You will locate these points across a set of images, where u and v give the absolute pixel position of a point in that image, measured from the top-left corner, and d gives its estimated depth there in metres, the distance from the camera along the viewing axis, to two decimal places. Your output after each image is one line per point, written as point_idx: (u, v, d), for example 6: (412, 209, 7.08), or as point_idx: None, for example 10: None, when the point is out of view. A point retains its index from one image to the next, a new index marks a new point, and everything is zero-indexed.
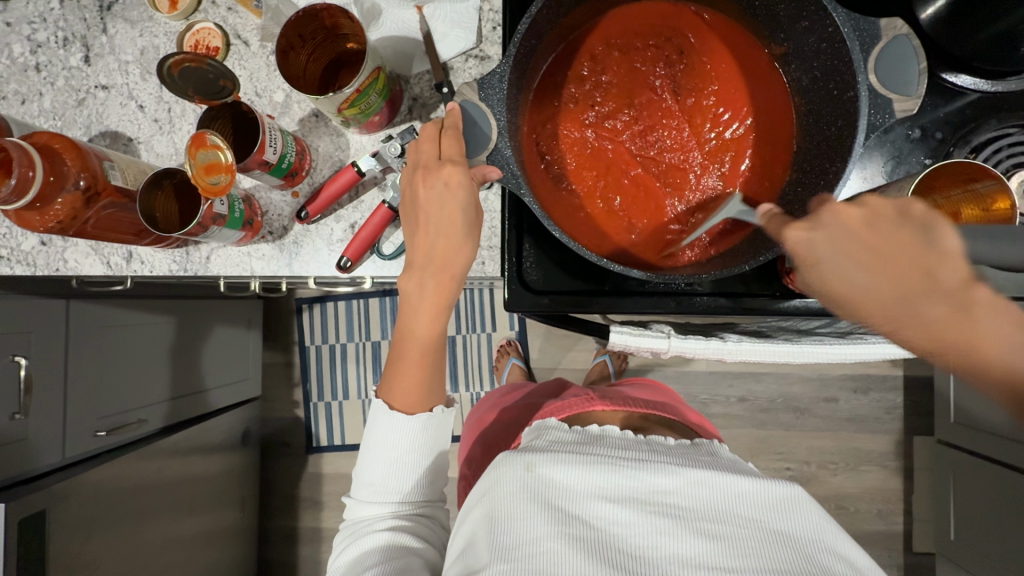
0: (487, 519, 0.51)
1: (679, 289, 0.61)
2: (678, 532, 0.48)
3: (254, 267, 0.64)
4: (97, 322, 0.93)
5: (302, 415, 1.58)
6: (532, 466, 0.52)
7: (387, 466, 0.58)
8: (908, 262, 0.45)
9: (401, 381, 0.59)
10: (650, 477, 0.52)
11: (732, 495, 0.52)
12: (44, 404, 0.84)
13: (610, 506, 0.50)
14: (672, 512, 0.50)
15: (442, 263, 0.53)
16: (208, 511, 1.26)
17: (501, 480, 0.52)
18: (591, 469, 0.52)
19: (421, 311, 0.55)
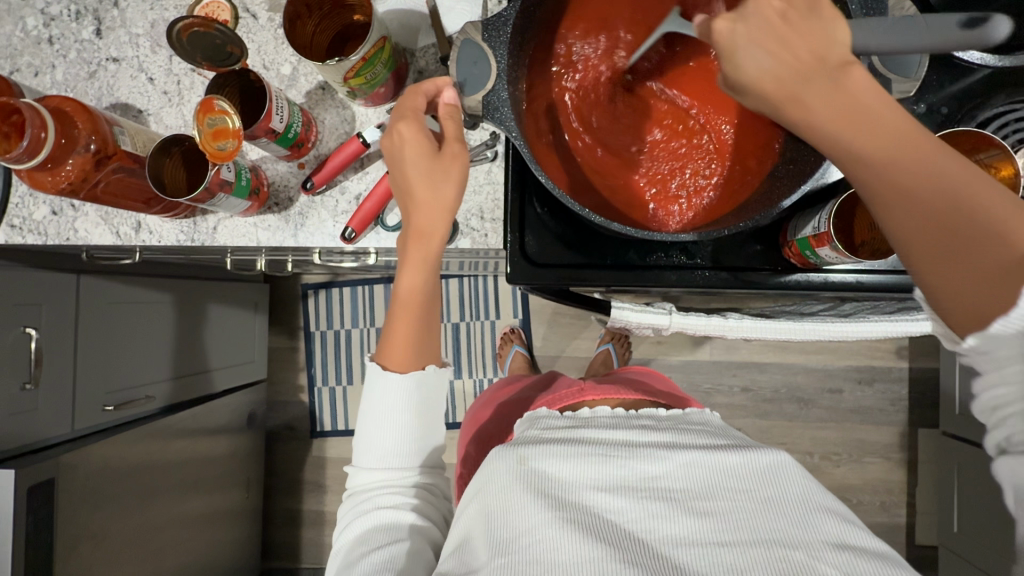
0: (483, 514, 0.51)
1: (681, 263, 0.61)
2: (672, 514, 0.49)
3: (260, 237, 0.64)
4: (105, 297, 0.94)
5: (306, 399, 1.60)
6: (524, 459, 0.53)
7: (388, 434, 0.60)
8: (805, 44, 0.40)
9: (394, 341, 0.60)
10: (640, 462, 0.53)
11: (717, 468, 0.52)
12: (53, 376, 0.85)
13: (604, 494, 0.51)
14: (665, 496, 0.50)
15: (426, 215, 0.55)
16: (212, 491, 1.27)
17: (494, 474, 0.53)
18: (582, 460, 0.53)
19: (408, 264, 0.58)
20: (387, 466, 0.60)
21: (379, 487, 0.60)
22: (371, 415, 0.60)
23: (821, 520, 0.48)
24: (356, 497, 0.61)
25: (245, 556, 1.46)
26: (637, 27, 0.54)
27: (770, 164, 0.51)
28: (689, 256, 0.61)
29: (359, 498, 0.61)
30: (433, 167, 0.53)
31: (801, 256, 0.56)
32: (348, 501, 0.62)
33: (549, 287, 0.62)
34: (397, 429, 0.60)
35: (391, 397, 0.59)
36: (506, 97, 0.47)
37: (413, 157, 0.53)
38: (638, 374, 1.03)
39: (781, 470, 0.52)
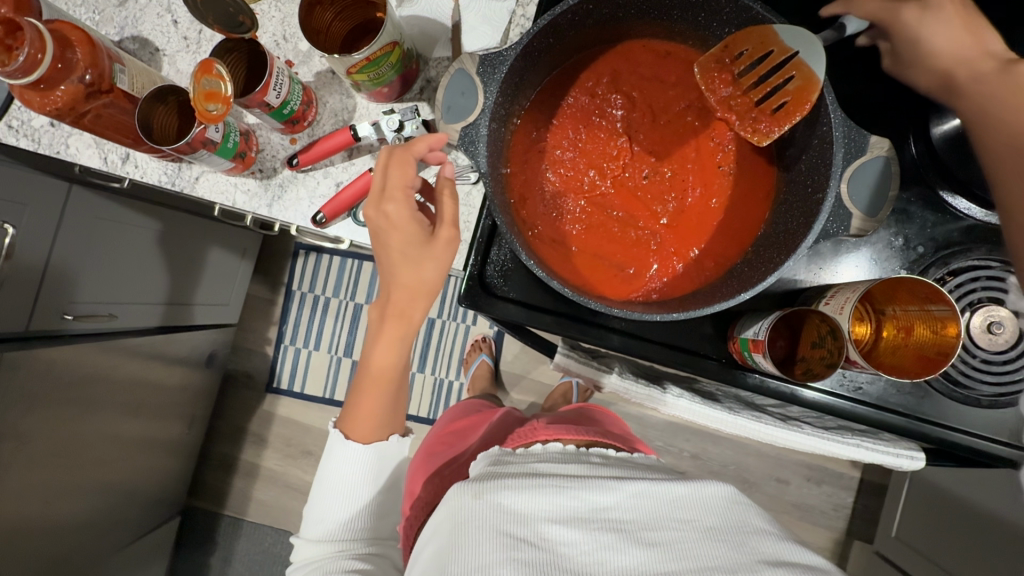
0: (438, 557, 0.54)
1: (627, 329, 0.61)
2: (622, 546, 0.53)
3: (237, 199, 0.66)
4: (92, 211, 0.96)
5: (271, 353, 1.62)
6: (480, 494, 0.56)
7: (341, 503, 0.67)
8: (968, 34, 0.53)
9: (359, 412, 0.69)
10: (593, 492, 0.57)
11: (666, 498, 0.58)
12: (23, 273, 0.87)
13: (559, 527, 0.54)
14: (616, 528, 0.55)
15: (404, 297, 0.60)
16: (153, 418, 1.29)
17: (454, 508, 0.56)
18: (538, 494, 0.56)
19: (383, 342, 0.64)
20: (330, 532, 0.66)
21: (326, 556, 0.65)
22: (326, 484, 0.68)
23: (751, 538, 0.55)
24: (304, 569, 0.66)
25: (169, 488, 1.47)
26: (642, 97, 0.54)
27: (729, 265, 0.53)
28: (643, 326, 0.61)
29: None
30: (418, 251, 0.58)
31: (742, 354, 0.56)
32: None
33: (501, 319, 0.62)
34: (349, 493, 0.67)
35: (344, 459, 0.68)
36: (485, 132, 0.48)
37: (398, 238, 0.58)
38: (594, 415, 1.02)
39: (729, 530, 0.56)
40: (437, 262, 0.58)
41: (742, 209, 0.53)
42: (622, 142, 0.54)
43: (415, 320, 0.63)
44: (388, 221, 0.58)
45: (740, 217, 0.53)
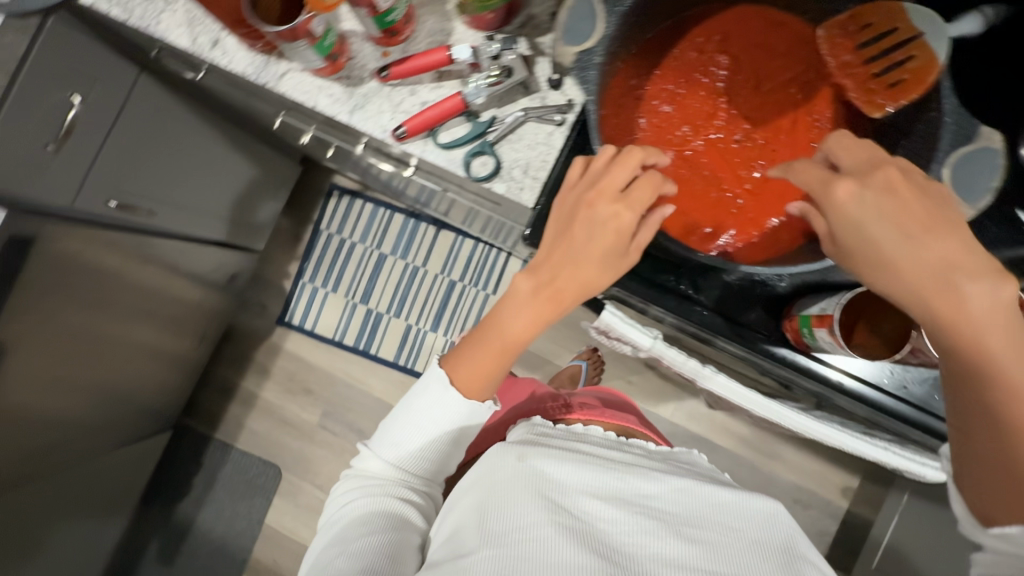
0: (477, 510, 0.63)
1: (685, 293, 0.61)
2: (663, 534, 0.60)
3: (319, 102, 0.65)
4: (152, 103, 0.97)
5: (288, 288, 1.62)
6: (524, 457, 0.66)
7: (416, 440, 0.70)
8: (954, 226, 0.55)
9: (472, 366, 0.66)
10: (642, 482, 0.66)
11: (709, 502, 0.65)
12: (79, 148, 0.87)
13: (598, 502, 0.63)
14: (656, 515, 0.62)
15: (570, 288, 0.59)
16: (166, 326, 1.29)
17: (498, 470, 0.66)
18: (582, 470, 0.65)
19: (523, 312, 0.61)
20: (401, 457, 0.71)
21: (386, 477, 0.71)
22: (413, 413, 0.69)
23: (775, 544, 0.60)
24: (363, 479, 0.72)
25: (167, 401, 1.48)
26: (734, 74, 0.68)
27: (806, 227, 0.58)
28: (700, 294, 0.61)
29: (365, 481, 0.71)
30: (611, 261, 0.57)
31: (798, 332, 0.58)
32: (355, 482, 0.73)
33: None
34: (429, 439, 0.69)
35: (442, 401, 0.68)
36: None
37: (598, 246, 0.57)
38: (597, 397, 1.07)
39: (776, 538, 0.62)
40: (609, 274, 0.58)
41: (936, 265, 0.51)
42: (727, 138, 0.67)
43: (567, 304, 0.60)
44: (591, 211, 0.57)
45: (934, 277, 0.51)
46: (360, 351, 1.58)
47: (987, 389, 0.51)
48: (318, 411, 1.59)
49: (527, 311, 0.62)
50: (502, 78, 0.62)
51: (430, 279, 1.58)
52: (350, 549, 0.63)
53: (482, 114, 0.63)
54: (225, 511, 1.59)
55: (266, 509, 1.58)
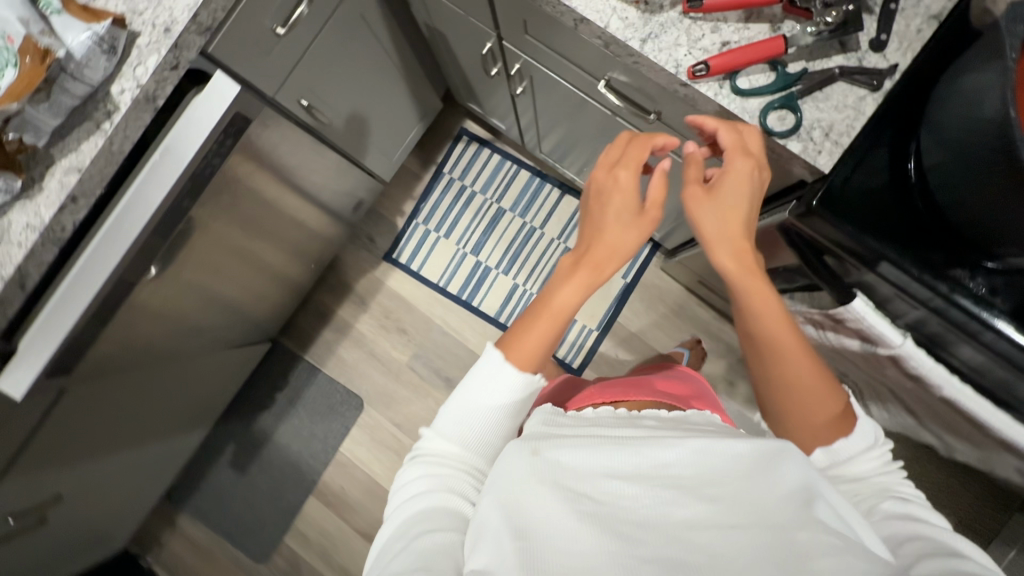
0: (501, 509, 0.54)
1: (978, 295, 0.57)
2: (683, 500, 0.51)
3: (610, 23, 0.62)
4: (360, 7, 0.95)
5: (399, 225, 1.60)
6: (538, 450, 0.57)
7: (474, 422, 0.64)
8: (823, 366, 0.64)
9: (530, 331, 0.63)
10: (653, 449, 0.55)
11: (713, 449, 0.55)
12: (296, 36, 0.86)
13: (620, 481, 0.54)
14: (675, 483, 0.53)
15: (601, 251, 0.61)
16: (297, 238, 1.29)
17: (507, 469, 0.57)
18: (594, 451, 0.56)
19: (570, 281, 0.62)
20: (471, 438, 0.65)
21: (448, 461, 0.65)
22: (467, 394, 0.64)
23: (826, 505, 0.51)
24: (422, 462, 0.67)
25: (271, 315, 1.48)
26: None
27: None
28: (998, 300, 0.57)
29: (438, 463, 0.65)
30: (630, 217, 0.61)
31: None
32: (417, 466, 0.67)
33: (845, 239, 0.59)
34: (483, 421, 0.64)
35: (497, 380, 0.63)
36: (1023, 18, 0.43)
37: (618, 205, 0.62)
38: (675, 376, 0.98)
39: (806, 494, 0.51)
40: (637, 232, 0.61)
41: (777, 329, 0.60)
42: None
43: (605, 275, 0.61)
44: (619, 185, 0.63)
45: (779, 351, 0.61)
46: (462, 301, 1.57)
47: (789, 397, 0.63)
48: (409, 352, 1.59)
49: (572, 283, 0.62)
50: (827, 30, 0.58)
51: (545, 242, 1.55)
52: (403, 559, 0.57)
53: (790, 65, 0.60)
54: (303, 431, 1.61)
55: (341, 438, 1.59)
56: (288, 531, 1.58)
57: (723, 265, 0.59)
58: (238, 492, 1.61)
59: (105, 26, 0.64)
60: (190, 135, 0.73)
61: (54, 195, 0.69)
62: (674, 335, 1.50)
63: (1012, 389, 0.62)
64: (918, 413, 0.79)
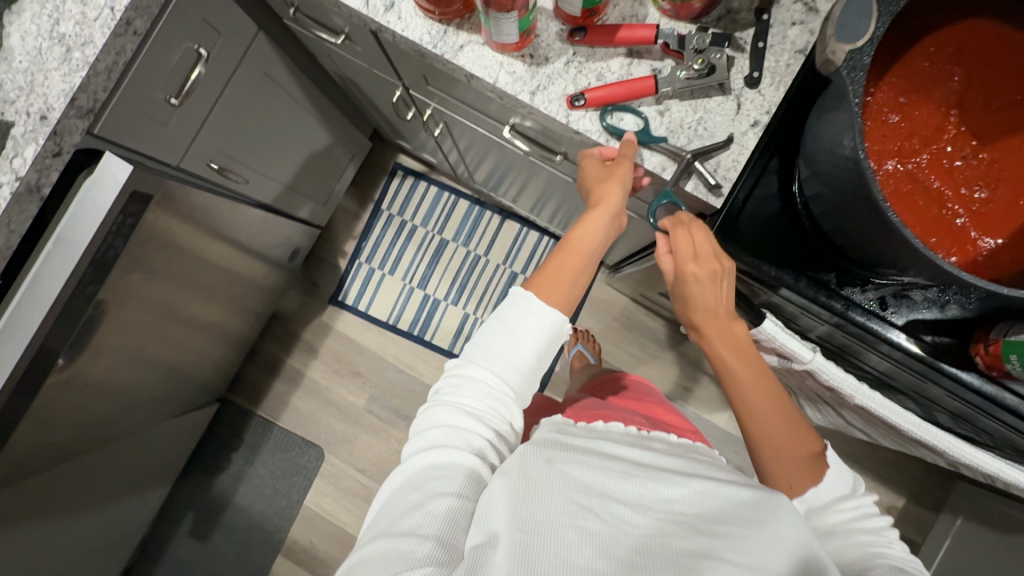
0: (507, 504, 0.50)
1: (873, 310, 0.60)
2: (683, 534, 0.48)
3: (498, 79, 0.62)
4: (262, 65, 0.93)
5: (342, 266, 1.58)
6: (552, 460, 0.54)
7: (502, 363, 0.59)
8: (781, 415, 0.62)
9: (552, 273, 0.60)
10: (662, 484, 0.52)
11: (722, 495, 0.52)
12: (194, 103, 0.83)
13: (627, 509, 0.50)
14: (678, 520, 0.50)
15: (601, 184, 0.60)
16: (232, 296, 1.25)
17: (519, 466, 0.53)
18: (605, 473, 0.53)
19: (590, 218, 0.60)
20: (504, 389, 0.59)
21: (467, 408, 0.58)
22: (498, 332, 0.60)
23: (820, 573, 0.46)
24: (445, 393, 0.60)
25: (215, 375, 1.43)
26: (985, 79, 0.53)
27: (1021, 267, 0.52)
28: (890, 313, 0.60)
29: (459, 411, 0.58)
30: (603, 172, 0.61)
31: None
32: (435, 404, 0.60)
33: (744, 268, 0.61)
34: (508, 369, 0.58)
35: (526, 321, 0.59)
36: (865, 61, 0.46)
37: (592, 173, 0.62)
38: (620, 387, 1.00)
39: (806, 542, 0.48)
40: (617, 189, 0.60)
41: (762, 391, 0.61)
42: (947, 144, 0.54)
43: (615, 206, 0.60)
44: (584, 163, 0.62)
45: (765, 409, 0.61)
46: (414, 336, 1.55)
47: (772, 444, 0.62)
48: (366, 394, 1.56)
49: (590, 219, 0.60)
50: (699, 74, 0.59)
51: (489, 270, 1.55)
52: (414, 522, 0.51)
53: (670, 107, 0.62)
54: (263, 489, 1.55)
55: (305, 491, 1.54)
56: None
57: (704, 333, 0.62)
58: (201, 561, 1.54)
59: None
60: (83, 223, 0.70)
61: None
62: (625, 348, 1.52)
63: (918, 388, 0.65)
64: (841, 412, 0.82)
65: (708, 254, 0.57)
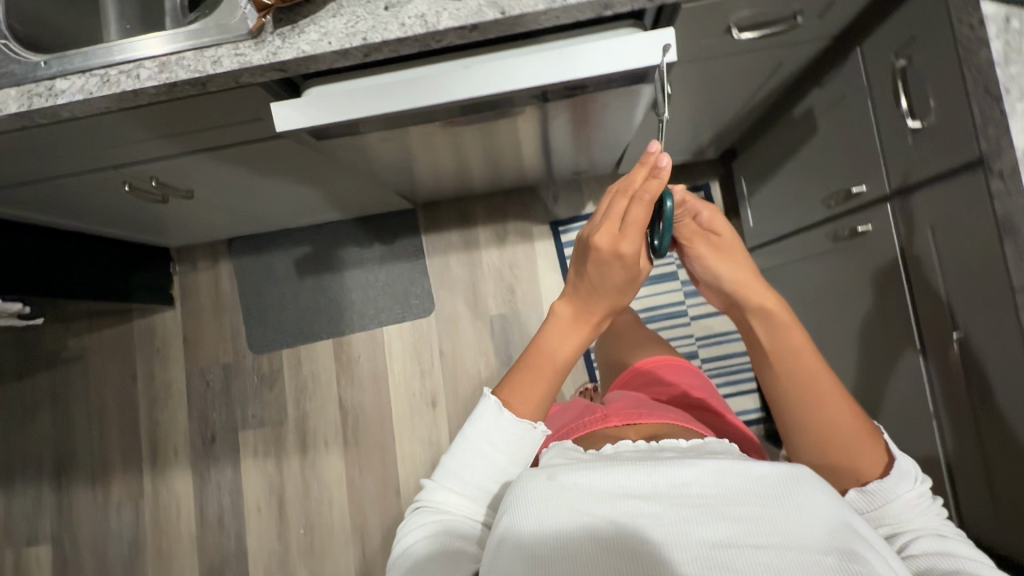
0: (512, 550, 0.38)
1: None
2: (703, 520, 0.37)
3: None
4: (787, 58, 0.87)
5: (586, 209, 1.56)
6: (553, 474, 0.42)
7: (464, 453, 0.58)
8: (834, 429, 0.59)
9: (525, 387, 0.60)
10: (671, 466, 0.41)
11: (752, 475, 0.40)
12: (731, 45, 0.79)
13: (639, 501, 0.39)
14: (699, 503, 0.38)
15: (575, 286, 0.61)
16: (522, 160, 1.25)
17: (518, 496, 0.41)
18: (605, 469, 0.41)
19: (559, 331, 0.62)
20: (468, 477, 0.58)
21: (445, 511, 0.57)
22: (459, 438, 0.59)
23: (862, 542, 0.36)
24: (422, 509, 0.58)
25: (436, 189, 1.46)
26: None
27: None
28: None
29: (438, 515, 0.57)
30: (555, 321, 0.62)
31: None
32: (418, 515, 0.58)
33: None
34: (477, 450, 0.58)
35: (478, 440, 0.58)
36: None
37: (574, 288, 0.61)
38: (668, 372, 0.92)
39: (853, 531, 0.37)
40: (592, 280, 0.59)
41: (792, 351, 0.61)
42: None
43: (590, 286, 0.60)
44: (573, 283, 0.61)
45: (791, 385, 0.61)
46: None
47: (825, 444, 0.60)
48: (502, 309, 1.56)
49: (558, 332, 0.61)
50: None
51: (682, 331, 1.50)
52: None
53: None
54: (369, 287, 1.61)
55: (393, 321, 1.59)
56: (292, 347, 1.61)
57: (772, 354, 0.63)
58: (283, 284, 1.63)
59: None
60: (604, 56, 0.66)
61: (464, 14, 0.65)
62: None
63: None
64: None
65: (735, 249, 0.68)
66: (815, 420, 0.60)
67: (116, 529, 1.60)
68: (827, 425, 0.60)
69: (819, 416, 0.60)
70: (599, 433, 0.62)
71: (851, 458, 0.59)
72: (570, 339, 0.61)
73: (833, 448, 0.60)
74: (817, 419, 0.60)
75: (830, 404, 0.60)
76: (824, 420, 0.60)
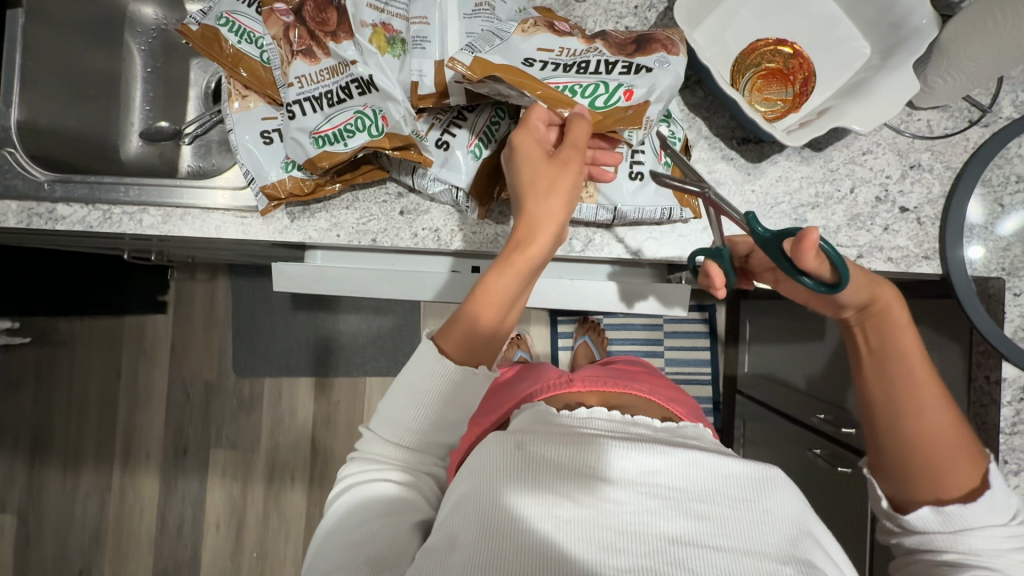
0: (477, 510, 0.43)
1: None
2: (665, 511, 0.43)
3: None
4: None
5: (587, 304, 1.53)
6: (522, 444, 0.47)
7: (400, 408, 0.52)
8: (931, 437, 0.49)
9: (462, 325, 0.51)
10: (643, 452, 0.46)
11: (717, 472, 0.46)
12: None
13: (615, 487, 0.44)
14: (664, 493, 0.44)
15: (531, 211, 0.50)
16: None
17: (484, 462, 0.46)
18: (576, 444, 0.46)
19: (510, 263, 0.50)
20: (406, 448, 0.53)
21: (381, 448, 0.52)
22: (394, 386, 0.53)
23: (816, 551, 0.43)
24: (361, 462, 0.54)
25: None
26: None
27: None
28: None
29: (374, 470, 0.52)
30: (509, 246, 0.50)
31: None
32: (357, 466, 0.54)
33: None
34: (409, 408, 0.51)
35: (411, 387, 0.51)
36: None
37: (530, 174, 0.50)
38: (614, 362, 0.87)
39: (797, 531, 0.44)
40: (564, 180, 0.50)
41: (897, 349, 0.51)
42: None
43: (552, 213, 0.50)
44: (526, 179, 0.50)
45: (894, 397, 0.50)
46: None
47: (917, 461, 0.49)
48: None
49: (507, 267, 0.50)
50: None
51: None
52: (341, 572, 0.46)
53: None
54: (360, 334, 1.61)
55: (377, 373, 1.60)
56: (274, 377, 1.62)
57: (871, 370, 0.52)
58: (277, 314, 1.63)
59: (681, 214, 0.61)
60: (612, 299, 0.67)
61: (479, 240, 0.63)
62: None
63: None
64: None
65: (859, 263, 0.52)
66: (916, 427, 0.49)
67: (79, 516, 1.66)
68: (927, 432, 0.49)
69: (922, 415, 0.49)
70: (563, 395, 0.62)
71: (938, 480, 0.49)
72: (513, 274, 0.49)
73: (924, 454, 0.49)
74: (917, 425, 0.49)
75: (935, 412, 0.49)
76: (925, 435, 0.49)
